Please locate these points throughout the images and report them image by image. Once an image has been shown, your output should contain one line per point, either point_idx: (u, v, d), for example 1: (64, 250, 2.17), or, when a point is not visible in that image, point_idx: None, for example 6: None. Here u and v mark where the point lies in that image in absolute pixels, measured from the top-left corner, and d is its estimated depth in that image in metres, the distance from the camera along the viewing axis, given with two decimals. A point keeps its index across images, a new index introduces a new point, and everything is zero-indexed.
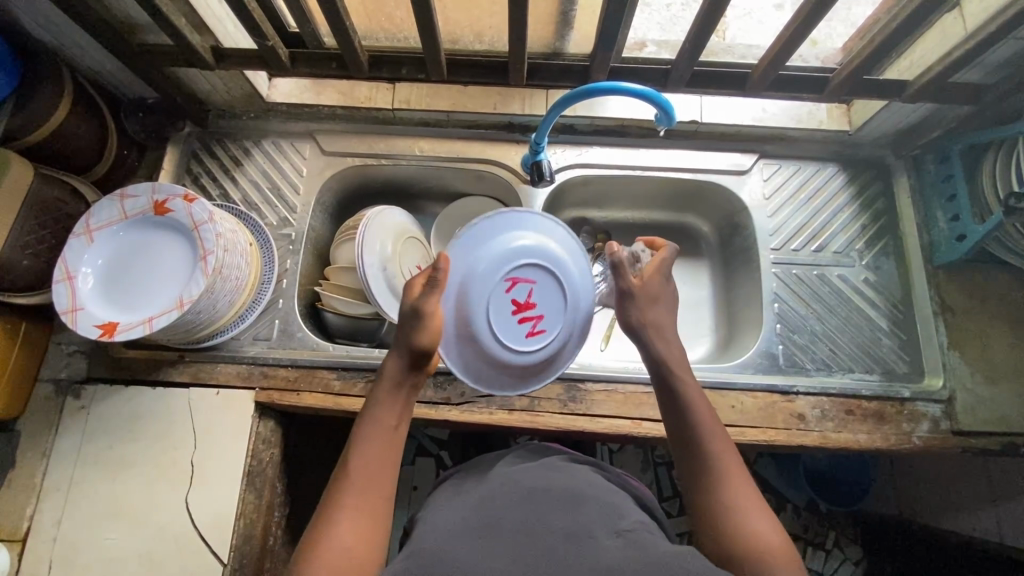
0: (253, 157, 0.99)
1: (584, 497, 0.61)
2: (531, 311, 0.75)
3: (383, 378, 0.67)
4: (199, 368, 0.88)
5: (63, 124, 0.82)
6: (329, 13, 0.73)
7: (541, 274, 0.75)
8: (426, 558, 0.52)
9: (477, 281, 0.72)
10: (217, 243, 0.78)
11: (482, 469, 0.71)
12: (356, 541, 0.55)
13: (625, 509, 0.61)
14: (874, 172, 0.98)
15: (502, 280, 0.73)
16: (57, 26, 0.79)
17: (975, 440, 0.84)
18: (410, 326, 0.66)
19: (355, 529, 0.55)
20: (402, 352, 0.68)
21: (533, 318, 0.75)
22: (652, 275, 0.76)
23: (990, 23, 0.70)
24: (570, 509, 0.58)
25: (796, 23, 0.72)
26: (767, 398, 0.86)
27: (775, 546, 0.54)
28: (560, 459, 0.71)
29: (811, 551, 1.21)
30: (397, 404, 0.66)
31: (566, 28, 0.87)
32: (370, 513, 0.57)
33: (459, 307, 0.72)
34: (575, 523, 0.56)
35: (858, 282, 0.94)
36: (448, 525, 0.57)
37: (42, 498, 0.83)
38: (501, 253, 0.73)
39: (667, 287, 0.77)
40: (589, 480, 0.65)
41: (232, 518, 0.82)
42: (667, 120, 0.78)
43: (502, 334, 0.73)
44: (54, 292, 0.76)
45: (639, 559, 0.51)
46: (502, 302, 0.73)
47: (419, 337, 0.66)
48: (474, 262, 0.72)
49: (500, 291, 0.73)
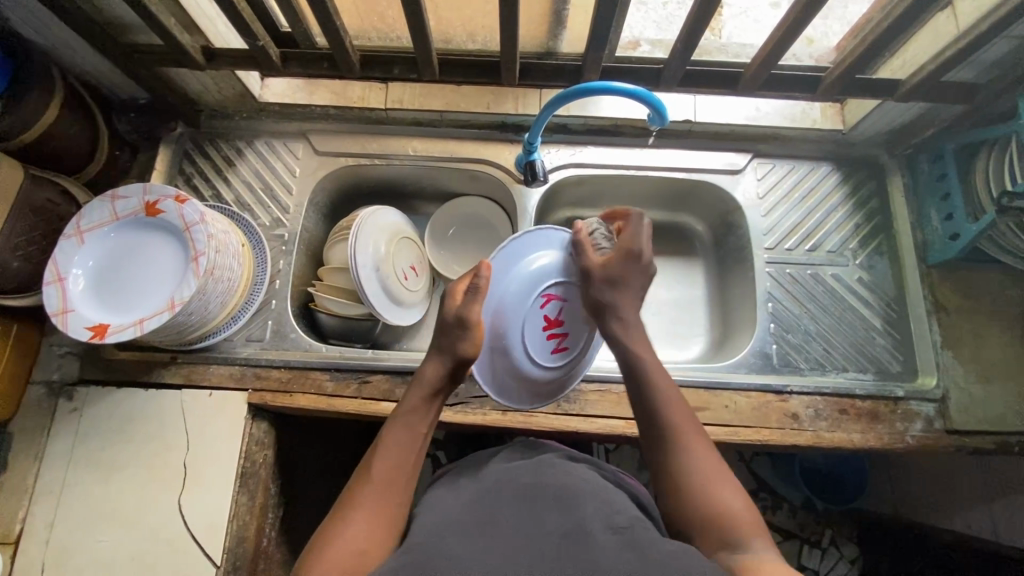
0: (245, 157, 0.99)
1: (579, 495, 0.61)
2: (559, 328, 0.77)
3: (420, 381, 0.70)
4: (191, 370, 0.88)
5: (53, 125, 0.81)
6: (319, 13, 0.72)
7: (573, 293, 0.77)
8: (421, 555, 0.52)
9: (516, 292, 0.74)
10: (208, 244, 0.78)
11: (476, 467, 0.71)
12: (370, 543, 0.56)
13: (620, 507, 0.61)
14: (867, 171, 0.98)
15: (539, 298, 0.75)
16: (45, 25, 0.78)
17: (968, 439, 0.84)
18: (457, 334, 0.70)
19: (369, 531, 0.57)
20: (444, 358, 0.70)
21: (560, 336, 0.77)
22: (620, 258, 0.74)
23: (982, 22, 0.69)
24: (565, 508, 0.58)
25: (787, 23, 0.72)
26: (760, 398, 0.86)
27: (741, 513, 0.58)
28: (556, 457, 0.70)
29: (807, 549, 1.21)
30: (427, 410, 0.69)
31: (558, 27, 0.86)
32: (384, 516, 0.59)
33: (496, 320, 0.74)
34: (570, 521, 0.56)
35: (852, 281, 0.94)
36: (442, 524, 0.57)
37: (34, 501, 0.83)
38: (539, 267, 0.75)
39: (637, 267, 0.75)
40: (584, 478, 0.65)
41: (225, 520, 0.81)
42: (659, 119, 0.79)
43: (531, 351, 0.75)
44: (44, 294, 0.76)
45: (635, 556, 0.51)
46: (535, 317, 0.75)
47: (461, 347, 0.70)
48: (514, 274, 0.75)
49: (535, 305, 0.75)
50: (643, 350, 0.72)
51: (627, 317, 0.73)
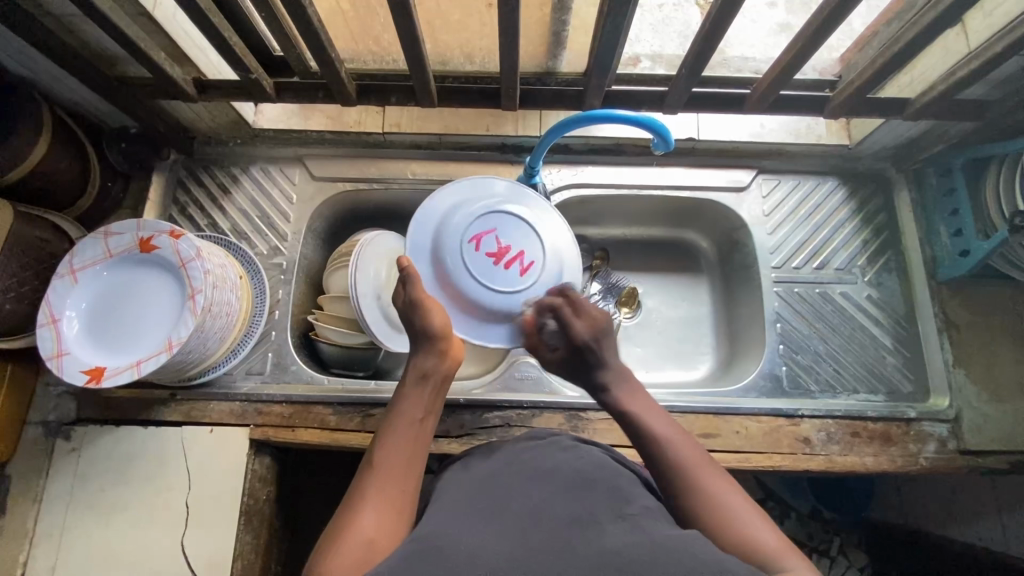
0: (240, 184, 0.97)
1: (591, 481, 0.57)
2: (510, 254, 0.76)
3: (412, 368, 0.67)
4: (191, 407, 0.87)
5: (43, 161, 0.79)
6: (313, 44, 0.70)
7: (496, 220, 0.77)
8: (422, 542, 0.48)
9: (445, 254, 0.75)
10: (206, 281, 0.76)
11: (486, 451, 0.67)
12: (379, 534, 0.51)
13: (633, 492, 0.56)
14: (874, 185, 0.97)
15: (466, 242, 0.75)
16: (33, 60, 0.76)
17: (981, 460, 0.83)
18: (415, 313, 0.70)
19: (377, 519, 0.52)
20: (422, 343, 0.69)
21: (515, 259, 0.76)
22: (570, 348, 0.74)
23: (994, 43, 0.68)
24: (576, 494, 0.54)
25: (795, 48, 0.70)
26: (771, 422, 0.85)
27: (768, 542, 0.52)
28: (568, 440, 0.66)
29: (815, 558, 1.15)
30: (424, 391, 0.65)
31: (558, 47, 0.83)
32: (393, 506, 0.54)
33: (445, 289, 0.75)
34: (582, 509, 0.52)
35: (861, 298, 0.93)
36: (446, 512, 0.53)
37: (35, 545, 0.81)
38: (453, 223, 0.76)
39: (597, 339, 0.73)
40: (594, 461, 0.61)
41: (230, 559, 0.80)
42: (664, 145, 0.77)
43: (496, 287, 0.75)
44: (38, 338, 0.74)
45: (646, 543, 0.47)
46: (478, 260, 0.75)
47: (425, 321, 0.69)
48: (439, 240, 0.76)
49: (470, 251, 0.75)
50: (631, 402, 0.67)
51: (609, 383, 0.70)
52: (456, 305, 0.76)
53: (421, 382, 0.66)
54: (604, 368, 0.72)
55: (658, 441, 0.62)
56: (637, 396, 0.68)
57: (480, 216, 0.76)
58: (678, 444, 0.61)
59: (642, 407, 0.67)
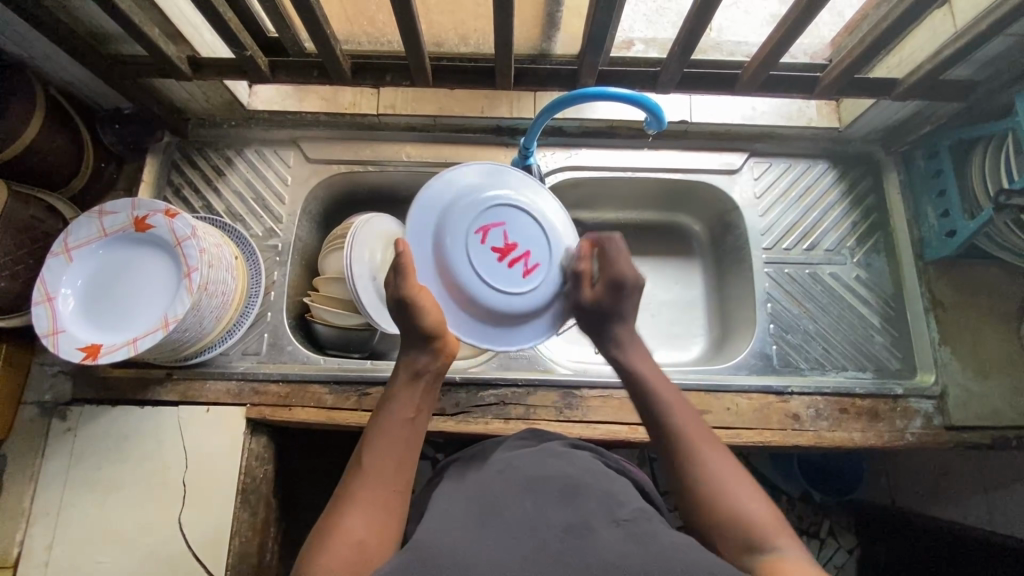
0: (234, 166, 0.97)
1: (584, 486, 0.58)
2: (516, 253, 0.73)
3: (404, 368, 0.68)
4: (187, 386, 0.87)
5: (36, 139, 0.79)
6: (308, 21, 0.70)
7: (507, 216, 0.74)
8: (418, 549, 0.49)
9: (446, 233, 0.71)
10: (201, 259, 0.76)
11: (478, 454, 0.68)
12: (368, 536, 0.53)
13: (625, 497, 0.58)
14: (863, 168, 0.98)
15: (473, 232, 0.72)
16: (23, 38, 0.76)
17: (965, 434, 0.85)
18: (405, 315, 0.67)
19: (366, 524, 0.54)
20: (414, 343, 0.68)
21: (521, 258, 0.73)
22: (609, 289, 0.74)
23: (981, 21, 0.69)
24: (568, 499, 0.56)
25: (785, 26, 0.71)
26: (762, 399, 0.86)
27: (759, 517, 0.56)
28: (560, 446, 0.67)
29: (805, 541, 1.15)
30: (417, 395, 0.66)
31: (552, 28, 0.84)
32: (382, 510, 0.56)
33: (443, 279, 0.72)
34: (575, 515, 0.53)
35: (850, 279, 0.94)
36: (442, 516, 0.55)
37: (31, 523, 0.81)
38: (468, 205, 0.73)
39: (631, 296, 0.76)
40: (586, 467, 0.62)
41: (227, 536, 0.80)
42: (657, 124, 0.77)
43: (494, 283, 0.72)
44: (33, 315, 0.74)
45: (638, 552, 0.49)
46: (483, 253, 0.72)
47: (417, 320, 0.67)
48: (448, 213, 0.72)
49: (475, 242, 0.72)
50: (640, 364, 0.72)
51: (623, 340, 0.74)
52: (452, 300, 0.72)
53: (412, 385, 0.66)
54: (625, 322, 0.75)
55: (664, 412, 0.66)
56: (648, 360, 0.72)
57: (493, 207, 0.73)
58: (679, 414, 0.65)
59: (651, 372, 0.70)
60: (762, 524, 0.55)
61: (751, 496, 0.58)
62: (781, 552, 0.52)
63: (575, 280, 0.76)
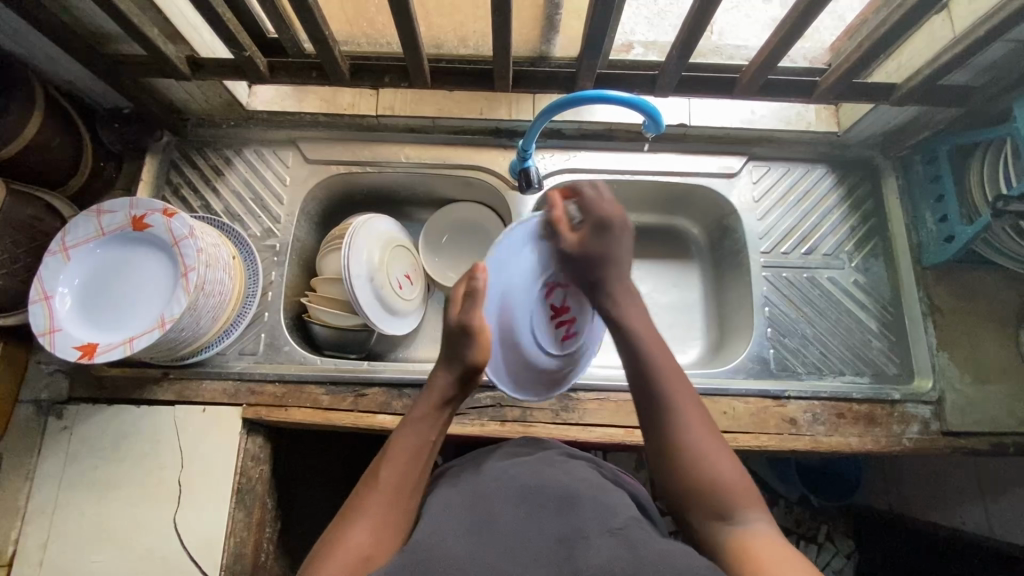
0: (233, 166, 0.97)
1: (578, 494, 0.58)
2: (567, 315, 0.74)
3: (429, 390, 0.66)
4: (183, 386, 0.88)
5: (35, 138, 0.79)
6: (307, 23, 0.70)
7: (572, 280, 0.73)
8: (411, 555, 0.49)
9: (517, 283, 0.69)
10: (198, 260, 0.76)
11: (473, 461, 0.68)
12: (371, 552, 0.53)
13: (620, 506, 0.57)
14: (862, 172, 0.98)
15: (541, 286, 0.71)
16: (23, 37, 0.76)
17: (963, 440, 0.85)
18: (463, 343, 0.66)
19: (373, 538, 0.54)
20: (450, 367, 0.67)
21: (568, 322, 0.74)
22: (592, 232, 0.70)
23: (979, 27, 0.69)
24: (562, 507, 0.56)
25: (784, 30, 0.71)
26: (758, 403, 0.86)
27: (734, 485, 0.57)
28: (555, 454, 0.67)
29: (803, 545, 1.16)
30: (436, 417, 0.65)
31: (551, 31, 0.84)
32: (389, 527, 0.56)
33: (501, 321, 0.70)
34: (569, 523, 0.53)
35: (848, 283, 0.94)
36: (435, 522, 0.54)
37: (26, 522, 0.81)
38: (541, 259, 0.71)
39: (623, 241, 0.72)
40: (582, 476, 0.62)
41: (222, 536, 0.80)
42: (655, 127, 0.78)
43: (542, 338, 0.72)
44: (30, 313, 0.74)
45: (632, 560, 0.48)
46: (542, 308, 0.71)
47: (468, 352, 0.66)
48: (522, 262, 0.70)
49: (540, 296, 0.71)
50: (631, 315, 0.69)
51: (617, 291, 0.70)
52: (500, 342, 0.70)
53: (434, 407, 0.65)
54: (621, 268, 0.70)
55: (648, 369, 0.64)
56: (641, 310, 0.69)
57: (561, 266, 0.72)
58: (664, 373, 0.64)
59: (638, 323, 0.68)
60: (736, 492, 0.57)
61: (727, 462, 0.59)
62: (749, 525, 0.55)
63: (551, 229, 0.71)
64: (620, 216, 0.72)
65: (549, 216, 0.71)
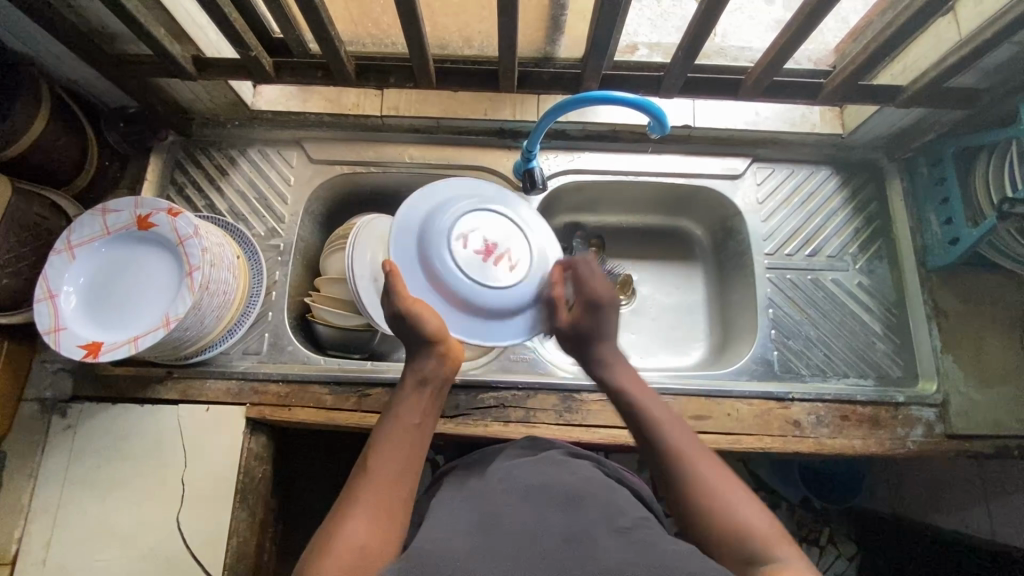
0: (237, 166, 0.97)
1: (583, 494, 0.58)
2: (499, 250, 0.74)
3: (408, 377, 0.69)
4: (187, 385, 0.88)
5: (41, 137, 0.79)
6: (313, 23, 0.70)
7: (483, 219, 0.75)
8: (417, 556, 0.49)
9: (429, 246, 0.72)
10: (202, 258, 0.77)
11: (478, 462, 0.68)
12: (368, 541, 0.53)
13: (625, 506, 0.58)
14: (867, 174, 0.98)
15: (454, 238, 0.73)
16: (29, 35, 0.76)
17: (968, 443, 0.84)
18: (405, 326, 0.69)
19: (369, 527, 0.54)
20: (419, 352, 0.70)
21: (504, 255, 0.73)
22: (587, 310, 0.76)
23: (986, 29, 0.69)
24: (566, 506, 0.56)
25: (791, 32, 0.71)
26: (762, 405, 0.86)
27: (757, 526, 0.55)
28: (559, 454, 0.67)
29: (805, 547, 1.15)
30: (419, 400, 0.67)
31: (556, 32, 0.85)
32: (385, 515, 0.56)
33: (434, 288, 0.72)
34: (575, 524, 0.53)
35: (852, 285, 0.94)
36: (440, 523, 0.54)
37: (29, 521, 0.81)
38: (445, 215, 0.74)
39: (610, 316, 0.77)
40: (588, 476, 0.62)
41: (225, 536, 0.80)
42: (660, 128, 0.78)
43: (482, 280, 0.72)
44: (35, 312, 0.74)
45: (639, 560, 0.48)
46: (467, 255, 0.72)
47: (417, 326, 0.68)
48: (428, 226, 0.73)
49: (458, 247, 0.72)
50: (625, 381, 0.72)
51: (608, 360, 0.75)
52: (446, 306, 0.72)
53: (415, 392, 0.68)
54: (610, 344, 0.76)
55: (651, 424, 0.66)
56: (631, 375, 0.73)
57: (463, 214, 0.74)
58: (665, 426, 0.65)
59: (634, 387, 0.71)
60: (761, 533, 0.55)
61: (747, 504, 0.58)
62: (780, 562, 0.52)
63: (551, 307, 0.76)
64: (609, 294, 0.77)
65: (547, 293, 0.76)
